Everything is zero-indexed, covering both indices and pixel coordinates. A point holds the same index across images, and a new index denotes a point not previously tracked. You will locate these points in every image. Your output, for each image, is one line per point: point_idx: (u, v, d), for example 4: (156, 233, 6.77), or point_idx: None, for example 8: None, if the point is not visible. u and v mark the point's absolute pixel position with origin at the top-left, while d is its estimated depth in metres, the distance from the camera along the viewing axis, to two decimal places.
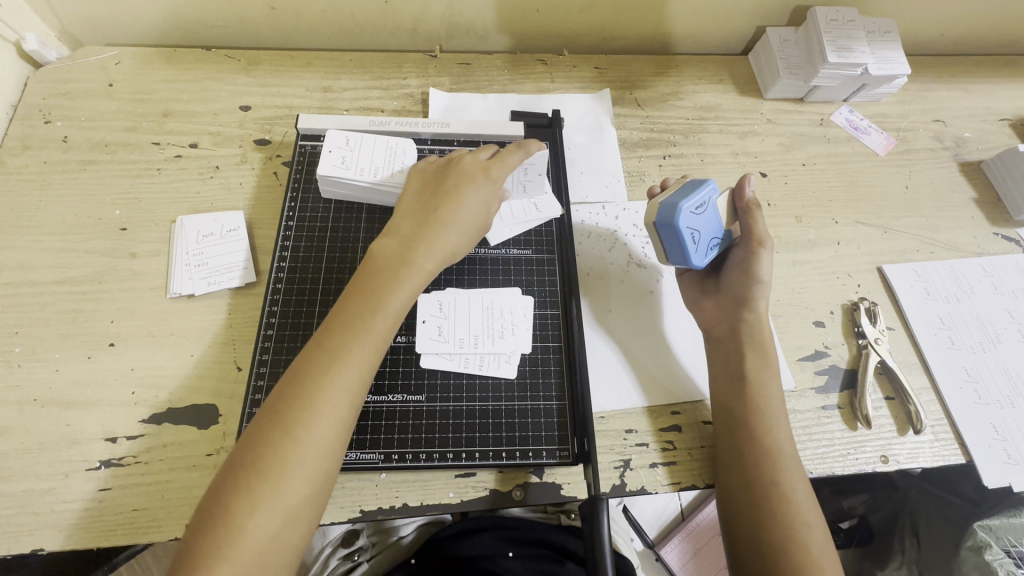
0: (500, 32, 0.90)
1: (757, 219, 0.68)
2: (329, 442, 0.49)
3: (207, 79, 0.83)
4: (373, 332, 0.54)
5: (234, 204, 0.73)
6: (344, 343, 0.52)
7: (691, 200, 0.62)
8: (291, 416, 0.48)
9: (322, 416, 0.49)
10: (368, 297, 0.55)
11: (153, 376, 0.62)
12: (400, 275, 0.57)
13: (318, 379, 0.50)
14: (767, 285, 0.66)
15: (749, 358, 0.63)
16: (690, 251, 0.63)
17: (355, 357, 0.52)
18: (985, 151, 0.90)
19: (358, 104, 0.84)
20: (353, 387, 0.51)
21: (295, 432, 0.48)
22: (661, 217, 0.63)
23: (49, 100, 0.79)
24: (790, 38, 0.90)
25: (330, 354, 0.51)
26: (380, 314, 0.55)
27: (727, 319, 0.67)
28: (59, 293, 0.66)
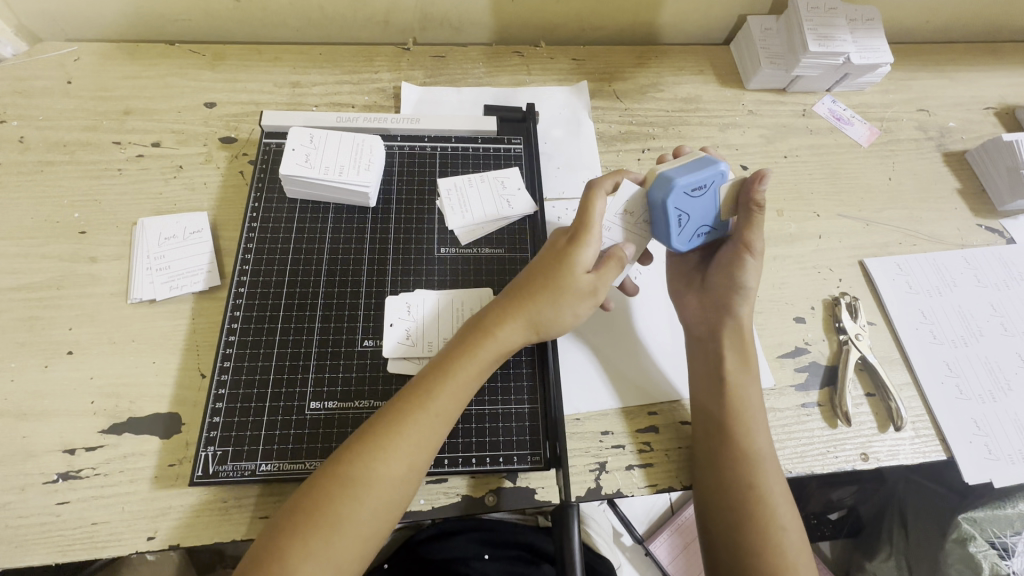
0: (474, 24, 0.87)
1: (756, 224, 0.60)
2: (393, 506, 0.50)
3: (171, 75, 0.81)
4: (452, 401, 0.54)
5: (198, 205, 0.71)
6: (424, 410, 0.52)
7: (689, 178, 0.56)
8: (366, 477, 0.49)
9: (392, 482, 0.49)
10: (453, 366, 0.54)
11: (113, 384, 0.60)
12: (486, 346, 0.56)
13: (394, 445, 0.50)
14: (751, 292, 0.63)
15: (729, 359, 0.62)
16: (671, 234, 0.59)
17: (433, 424, 0.52)
18: (969, 141, 0.89)
19: (328, 99, 0.82)
20: (420, 457, 0.51)
21: (357, 492, 0.48)
22: (654, 191, 0.58)
23: (5, 99, 0.76)
24: (771, 27, 0.88)
25: (410, 420, 0.51)
26: (462, 384, 0.54)
27: (708, 319, 0.65)
28: (14, 300, 0.63)
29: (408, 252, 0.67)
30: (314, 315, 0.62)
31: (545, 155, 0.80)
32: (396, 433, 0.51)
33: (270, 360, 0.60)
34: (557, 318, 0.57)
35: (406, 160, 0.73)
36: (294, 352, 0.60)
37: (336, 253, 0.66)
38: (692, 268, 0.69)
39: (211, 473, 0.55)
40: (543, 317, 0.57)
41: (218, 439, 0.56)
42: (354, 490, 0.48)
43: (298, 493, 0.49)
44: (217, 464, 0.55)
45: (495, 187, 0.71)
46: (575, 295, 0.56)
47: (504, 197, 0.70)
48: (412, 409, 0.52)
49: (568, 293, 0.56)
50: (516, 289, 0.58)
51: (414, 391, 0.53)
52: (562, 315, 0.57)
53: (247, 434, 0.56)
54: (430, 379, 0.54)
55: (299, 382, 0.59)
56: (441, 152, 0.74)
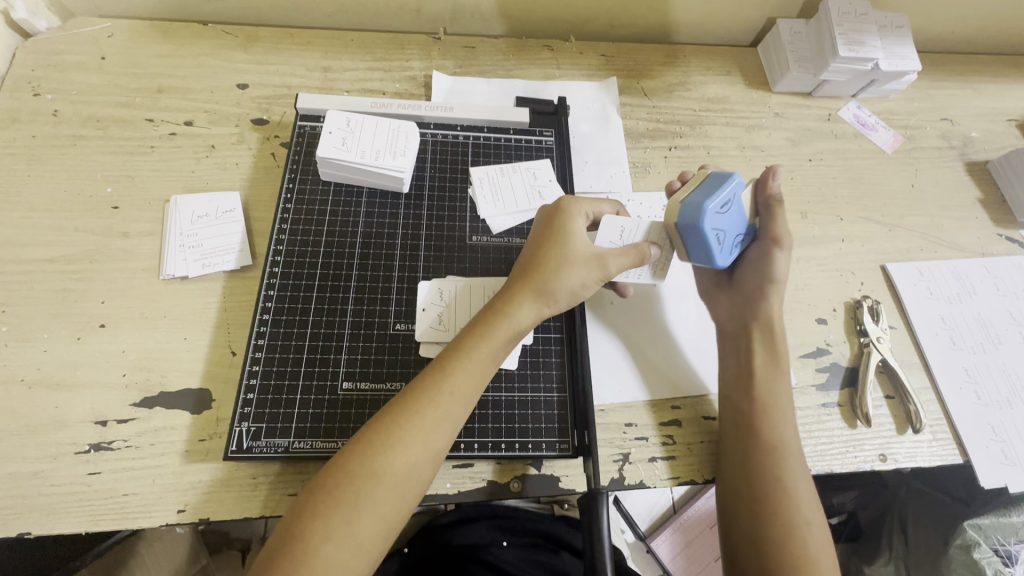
0: (506, 16, 0.88)
1: (779, 218, 0.65)
2: (411, 485, 0.50)
3: (204, 55, 0.81)
4: (467, 385, 0.54)
5: (230, 185, 0.72)
6: (439, 392, 0.52)
7: (717, 199, 0.57)
8: (383, 454, 0.49)
9: (409, 460, 0.50)
10: (465, 348, 0.55)
11: (146, 358, 0.61)
12: (499, 328, 0.56)
13: (409, 423, 0.50)
14: (782, 282, 0.65)
15: (758, 354, 0.63)
16: (715, 252, 0.59)
17: (447, 405, 0.52)
18: (991, 152, 0.90)
19: (360, 85, 0.82)
20: (434, 438, 0.51)
21: (374, 472, 0.48)
22: (684, 220, 0.58)
23: (39, 73, 0.76)
24: (800, 31, 0.88)
25: (426, 402, 0.52)
26: (475, 367, 0.54)
27: (739, 314, 0.66)
28: (48, 272, 0.64)
29: (439, 239, 0.68)
30: (347, 297, 0.63)
31: (574, 148, 0.81)
32: (410, 412, 0.51)
33: (303, 340, 0.60)
34: (564, 285, 0.58)
35: (439, 148, 0.73)
36: (327, 333, 0.61)
37: (369, 237, 0.66)
38: (719, 267, 0.70)
39: (244, 449, 0.56)
40: (549, 286, 0.57)
41: (252, 416, 0.57)
42: (372, 468, 0.49)
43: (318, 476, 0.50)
44: (250, 440, 0.56)
45: (526, 178, 0.71)
46: (578, 264, 0.58)
47: (535, 187, 0.71)
48: (424, 389, 0.52)
49: (571, 261, 0.58)
50: (520, 268, 0.60)
51: (428, 373, 0.54)
52: (567, 284, 0.58)
53: (281, 411, 0.57)
54: (444, 362, 0.54)
55: (332, 362, 0.59)
56: (474, 142, 0.74)
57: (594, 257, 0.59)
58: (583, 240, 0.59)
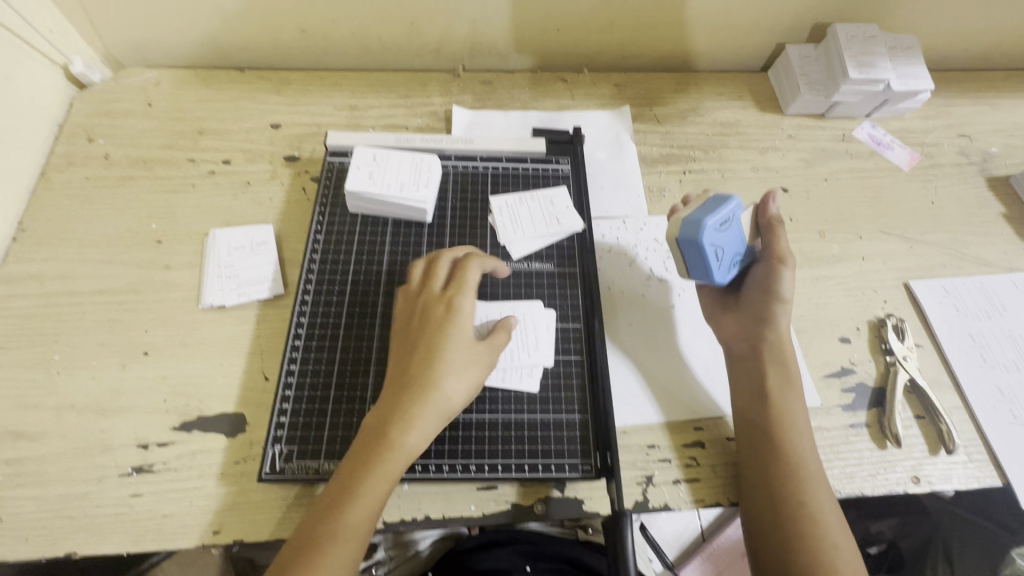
0: (522, 52, 0.92)
1: (781, 237, 0.66)
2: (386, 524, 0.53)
3: (241, 98, 0.87)
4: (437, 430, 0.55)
5: (264, 218, 0.76)
6: (405, 442, 0.54)
7: (716, 216, 0.59)
8: (357, 503, 0.51)
9: (384, 503, 0.52)
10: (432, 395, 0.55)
11: (185, 384, 0.64)
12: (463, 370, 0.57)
13: (351, 501, 0.51)
14: (789, 301, 0.65)
15: (771, 374, 0.62)
16: (713, 267, 0.60)
17: (413, 453, 0.54)
18: (1013, 167, 0.89)
19: (384, 122, 0.87)
20: (379, 505, 0.52)
21: (330, 546, 0.50)
22: (684, 233, 0.59)
23: (93, 120, 0.83)
24: (809, 55, 0.90)
25: (395, 453, 0.53)
26: (439, 415, 0.55)
27: (746, 335, 0.66)
28: (97, 303, 0.68)
29: None
30: (373, 323, 0.65)
31: (590, 175, 0.83)
32: (379, 462, 0.53)
33: (332, 365, 0.63)
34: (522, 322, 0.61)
35: (459, 178, 0.77)
36: (355, 357, 0.63)
37: (394, 265, 0.69)
38: (722, 289, 0.70)
39: (277, 471, 0.58)
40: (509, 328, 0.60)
41: (284, 438, 0.59)
42: (333, 529, 0.50)
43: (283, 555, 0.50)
44: (283, 462, 0.58)
45: (542, 206, 0.74)
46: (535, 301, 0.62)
47: (552, 214, 0.73)
48: (391, 437, 0.54)
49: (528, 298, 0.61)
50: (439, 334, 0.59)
51: (394, 419, 0.55)
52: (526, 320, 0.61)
53: (312, 433, 0.59)
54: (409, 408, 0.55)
55: (360, 386, 0.62)
56: (493, 172, 0.78)
57: (541, 293, 0.63)
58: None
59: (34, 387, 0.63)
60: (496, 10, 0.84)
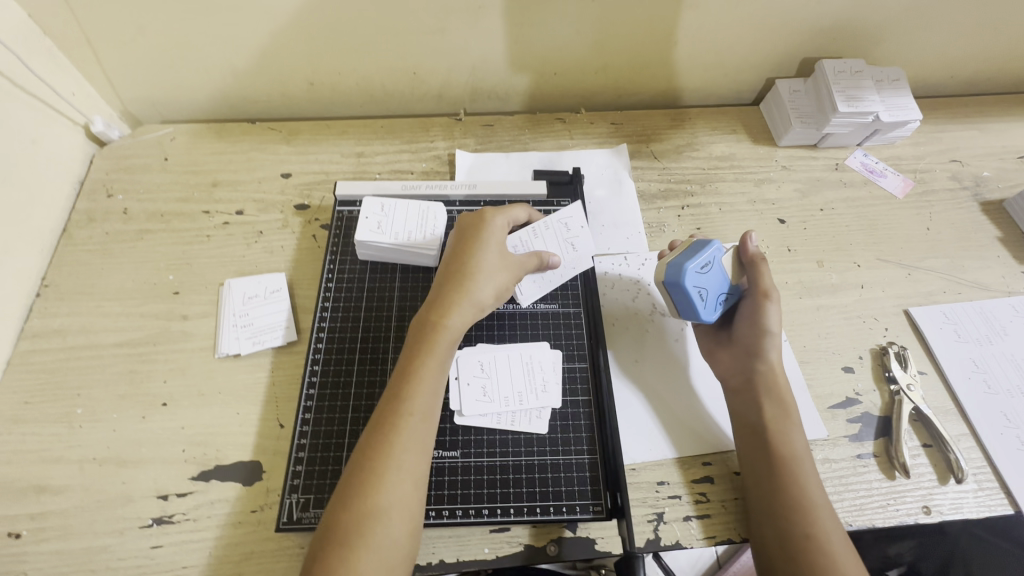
0: (521, 95, 0.96)
1: (764, 273, 0.68)
2: (415, 485, 0.53)
3: (252, 149, 0.90)
4: (431, 396, 0.57)
5: (277, 266, 0.79)
6: (403, 411, 0.56)
7: (695, 261, 0.64)
8: (377, 471, 0.52)
9: (406, 468, 0.53)
10: (415, 367, 0.58)
11: (203, 434, 0.66)
12: (441, 343, 0.60)
13: (383, 454, 0.53)
14: (778, 335, 0.66)
15: (767, 406, 0.64)
16: (699, 307, 0.65)
17: (416, 420, 0.55)
18: (1006, 190, 0.91)
19: (390, 167, 0.90)
20: (413, 452, 0.54)
21: (373, 501, 0.51)
22: (668, 276, 0.65)
23: (112, 175, 0.86)
24: (799, 89, 0.93)
25: (399, 419, 0.55)
26: (432, 382, 0.58)
27: (741, 370, 0.67)
28: (117, 356, 0.70)
29: None
30: (385, 369, 0.67)
31: (590, 214, 0.86)
32: (387, 431, 0.54)
33: (346, 412, 0.64)
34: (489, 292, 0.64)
35: None
36: (368, 404, 0.65)
37: (404, 311, 0.71)
38: (717, 328, 0.72)
39: (294, 520, 0.59)
40: (479, 297, 0.63)
41: (300, 487, 0.60)
42: (372, 495, 0.51)
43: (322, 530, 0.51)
44: (300, 511, 0.59)
45: (557, 229, 0.73)
46: (499, 273, 0.65)
47: (568, 238, 0.73)
48: (389, 411, 0.56)
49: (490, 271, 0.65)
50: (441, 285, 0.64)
51: (386, 400, 0.57)
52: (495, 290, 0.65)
53: (328, 482, 0.61)
54: (398, 385, 0.57)
55: None
56: None
57: (503, 265, 0.66)
58: (495, 250, 0.66)
59: (57, 441, 0.65)
60: (495, 58, 0.88)
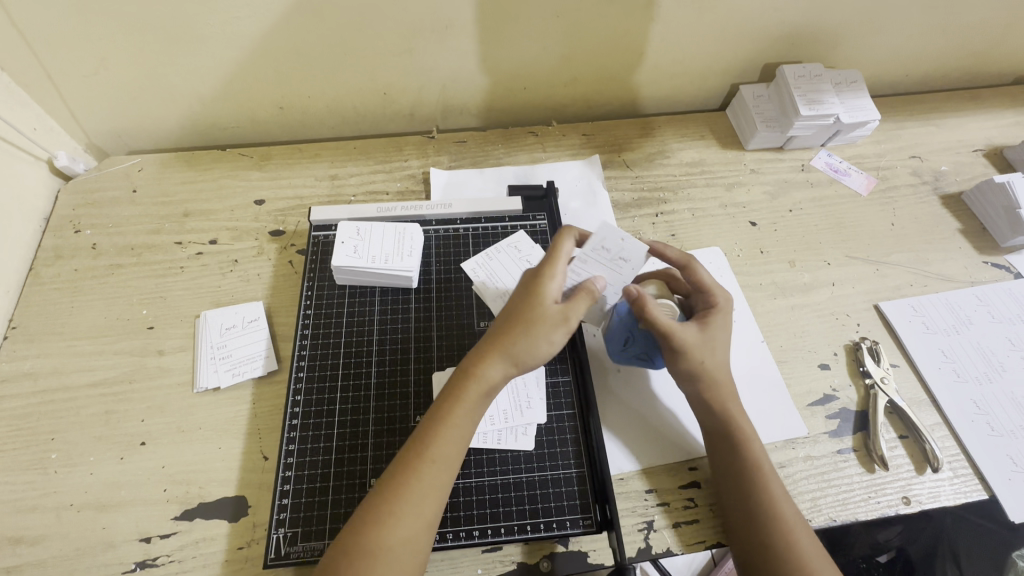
0: (492, 110, 0.97)
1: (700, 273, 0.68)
2: (425, 531, 0.53)
3: (223, 177, 0.89)
4: (455, 440, 0.56)
5: (254, 295, 0.78)
6: (428, 456, 0.55)
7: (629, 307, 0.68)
8: (392, 513, 0.52)
9: (420, 516, 0.52)
10: (450, 411, 0.56)
11: (184, 471, 0.64)
12: (473, 388, 0.57)
13: (400, 497, 0.52)
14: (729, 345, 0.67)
15: (737, 415, 0.64)
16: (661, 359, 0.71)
17: (436, 468, 0.54)
18: (963, 183, 0.95)
19: (365, 188, 0.90)
20: (430, 500, 0.53)
21: (380, 542, 0.50)
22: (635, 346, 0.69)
23: (79, 210, 0.85)
24: (762, 94, 0.96)
25: (423, 465, 0.54)
26: (458, 430, 0.56)
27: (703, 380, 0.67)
28: (92, 396, 0.69)
29: (449, 329, 0.73)
30: (368, 395, 0.67)
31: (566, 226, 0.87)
32: (409, 475, 0.54)
33: (331, 441, 0.64)
34: (531, 348, 0.58)
35: (441, 242, 0.80)
36: (353, 432, 0.65)
37: (384, 335, 0.71)
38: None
39: (282, 555, 0.58)
40: (519, 350, 0.58)
41: (287, 521, 0.60)
42: (379, 535, 0.51)
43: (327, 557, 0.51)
44: (287, 546, 0.58)
45: (600, 253, 0.63)
46: (548, 326, 0.58)
47: (617, 258, 0.63)
48: (416, 450, 0.55)
49: (539, 322, 0.58)
50: (498, 327, 0.60)
51: (413, 441, 0.56)
52: (542, 348, 0.58)
53: (315, 514, 0.60)
54: (429, 428, 0.56)
55: (359, 461, 0.63)
56: (474, 233, 0.81)
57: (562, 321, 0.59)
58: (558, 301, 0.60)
59: (31, 490, 0.63)
60: (464, 76, 0.88)
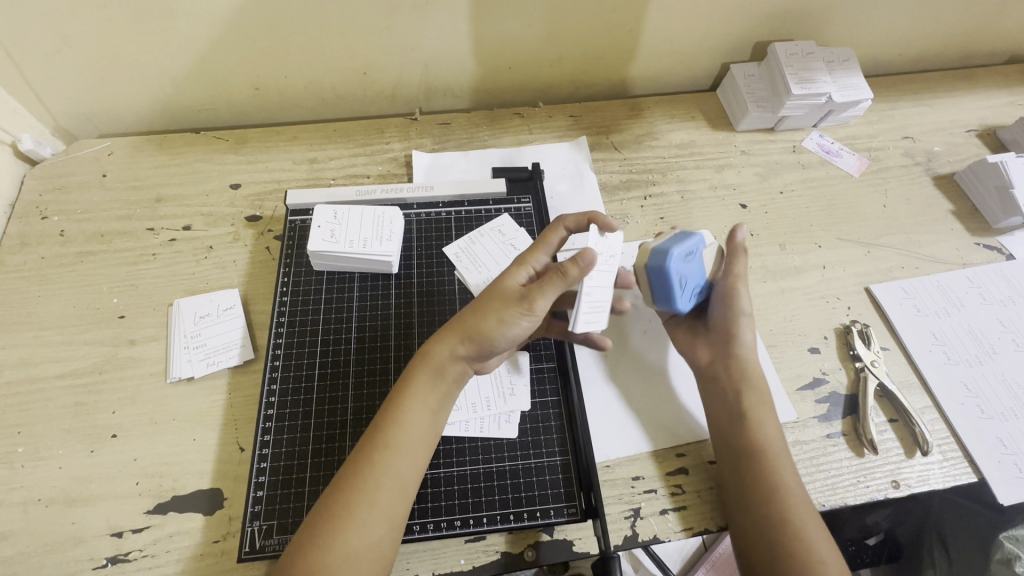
0: (476, 91, 0.94)
1: (740, 264, 0.67)
2: (382, 522, 0.51)
3: (197, 161, 0.86)
4: (410, 428, 0.54)
5: (230, 282, 0.75)
6: (380, 444, 0.53)
7: (681, 247, 0.61)
8: (345, 505, 0.50)
9: (375, 505, 0.51)
10: (401, 400, 0.55)
11: (157, 464, 0.62)
12: (425, 374, 0.56)
13: (353, 488, 0.51)
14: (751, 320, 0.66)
15: (748, 396, 0.63)
16: (677, 298, 0.62)
17: (387, 454, 0.53)
18: (956, 164, 0.93)
19: (345, 172, 0.87)
20: (384, 490, 0.52)
21: (333, 534, 0.49)
22: (654, 263, 0.61)
23: (46, 196, 0.81)
24: (754, 73, 0.93)
25: (375, 451, 0.53)
26: (408, 416, 0.55)
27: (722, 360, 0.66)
28: (61, 387, 0.66)
29: (431, 315, 0.71)
30: (347, 383, 0.65)
31: (552, 209, 0.85)
32: (363, 463, 0.52)
33: (308, 431, 0.62)
34: (485, 328, 0.56)
35: (422, 226, 0.78)
36: (331, 421, 0.63)
37: (364, 322, 0.69)
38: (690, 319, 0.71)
39: (257, 549, 0.57)
40: (474, 332, 0.56)
41: (263, 513, 0.58)
42: (334, 527, 0.49)
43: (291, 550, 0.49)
44: (263, 539, 0.57)
45: (606, 262, 0.58)
46: (503, 306, 0.56)
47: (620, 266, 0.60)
48: (370, 440, 0.54)
49: (493, 303, 0.57)
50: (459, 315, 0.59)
51: (368, 429, 0.55)
52: (497, 329, 0.55)
53: (291, 506, 0.58)
54: (383, 414, 0.55)
55: (338, 452, 0.61)
56: (456, 217, 0.79)
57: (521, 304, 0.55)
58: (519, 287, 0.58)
59: None
60: (447, 55, 0.85)
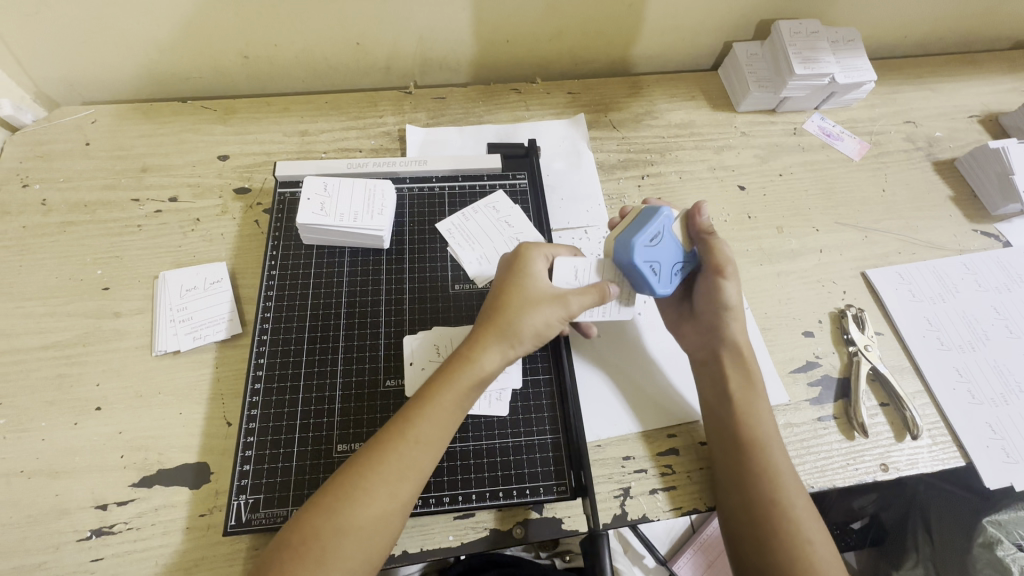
0: (473, 65, 0.91)
1: (718, 248, 0.63)
2: (398, 513, 0.50)
3: (184, 131, 0.84)
4: (439, 425, 0.54)
5: (217, 255, 0.74)
6: (409, 437, 0.52)
7: (643, 234, 0.59)
8: (363, 491, 0.49)
9: (394, 497, 0.50)
10: (436, 396, 0.54)
11: (142, 437, 0.61)
12: (462, 372, 0.55)
13: (371, 475, 0.50)
14: (737, 309, 0.64)
15: (737, 379, 0.63)
16: (653, 283, 0.60)
17: (416, 449, 0.52)
18: (957, 149, 0.92)
19: (336, 145, 0.85)
20: (407, 485, 0.51)
21: (342, 517, 0.48)
22: (618, 256, 0.60)
23: (27, 163, 0.79)
24: (756, 52, 0.91)
25: (403, 445, 0.52)
26: (443, 414, 0.54)
27: (706, 345, 0.66)
28: (43, 358, 0.65)
29: (422, 291, 0.70)
30: (336, 359, 0.64)
31: (548, 186, 0.83)
32: (387, 451, 0.51)
33: (296, 406, 0.61)
34: (529, 334, 0.57)
35: (416, 201, 0.76)
36: (319, 396, 0.62)
37: (354, 296, 0.68)
38: (678, 299, 0.70)
39: (243, 522, 0.56)
40: (513, 334, 0.57)
41: (249, 488, 0.57)
42: (346, 512, 0.49)
43: (292, 525, 0.49)
44: (248, 513, 0.56)
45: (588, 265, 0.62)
46: (538, 308, 0.57)
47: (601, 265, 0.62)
48: (397, 431, 0.53)
49: (530, 303, 0.58)
50: (486, 312, 0.59)
51: (395, 419, 0.54)
52: (538, 332, 0.58)
53: (279, 481, 0.58)
54: (414, 406, 0.54)
55: (326, 428, 0.60)
56: (449, 192, 0.78)
57: (557, 309, 0.58)
58: (544, 288, 0.59)
59: None
60: (443, 26, 0.83)
